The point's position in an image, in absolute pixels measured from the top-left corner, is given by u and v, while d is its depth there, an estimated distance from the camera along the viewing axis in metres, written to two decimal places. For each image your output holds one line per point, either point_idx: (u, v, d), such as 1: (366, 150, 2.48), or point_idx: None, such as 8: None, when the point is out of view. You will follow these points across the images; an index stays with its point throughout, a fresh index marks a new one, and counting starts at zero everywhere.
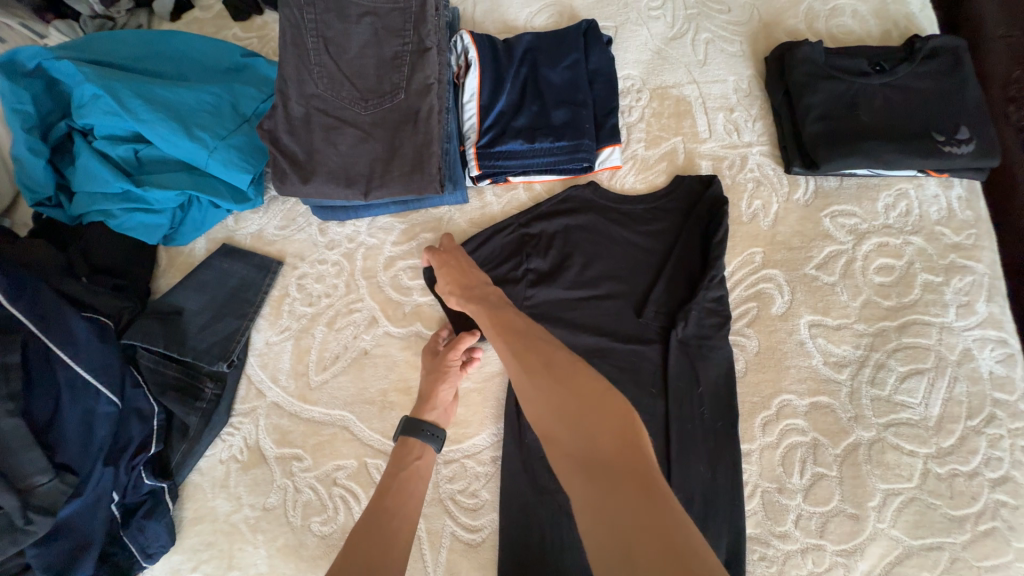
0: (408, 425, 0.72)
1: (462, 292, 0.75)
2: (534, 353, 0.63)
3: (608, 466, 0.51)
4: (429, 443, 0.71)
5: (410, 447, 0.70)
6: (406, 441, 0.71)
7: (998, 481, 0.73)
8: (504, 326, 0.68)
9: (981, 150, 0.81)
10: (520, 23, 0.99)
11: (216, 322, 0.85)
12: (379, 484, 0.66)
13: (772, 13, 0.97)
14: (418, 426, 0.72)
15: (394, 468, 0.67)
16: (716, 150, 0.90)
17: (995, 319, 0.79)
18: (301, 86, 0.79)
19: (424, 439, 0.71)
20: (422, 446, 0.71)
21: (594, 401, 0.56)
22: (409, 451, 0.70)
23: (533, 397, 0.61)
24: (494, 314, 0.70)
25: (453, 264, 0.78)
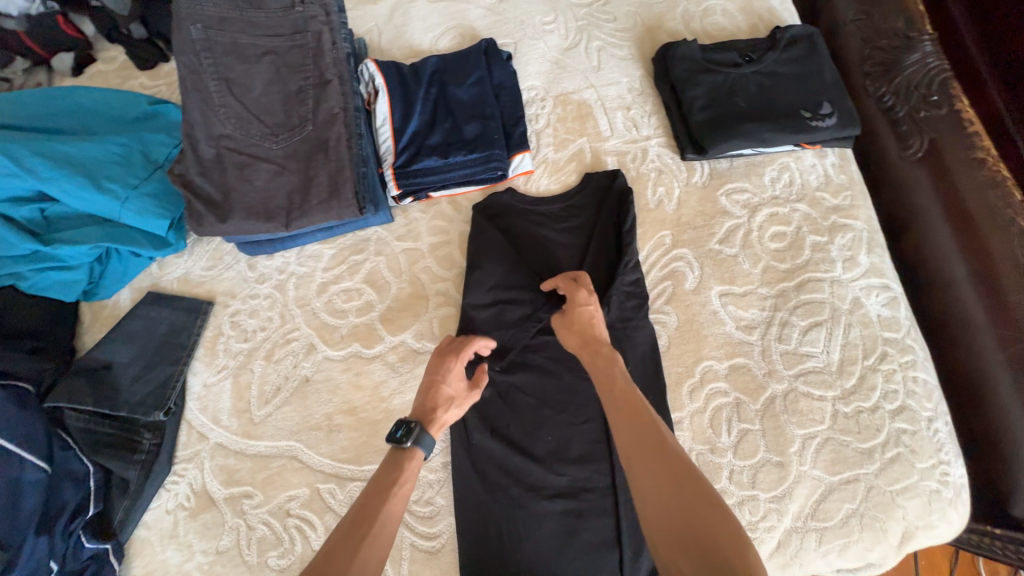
0: (417, 439, 0.64)
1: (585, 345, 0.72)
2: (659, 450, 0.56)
3: None
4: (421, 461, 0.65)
5: (410, 467, 0.63)
6: (406, 458, 0.63)
7: (896, 411, 0.82)
8: (619, 406, 0.62)
9: (843, 121, 0.91)
10: (425, 47, 1.04)
11: (147, 372, 0.83)
12: (376, 486, 0.60)
13: (653, 18, 1.06)
14: (427, 444, 0.65)
15: (376, 498, 0.59)
16: (620, 146, 0.98)
17: (877, 268, 0.89)
18: (209, 128, 0.80)
19: (424, 455, 0.65)
20: (414, 465, 0.64)
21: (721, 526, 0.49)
22: (407, 471, 0.62)
23: (650, 502, 0.54)
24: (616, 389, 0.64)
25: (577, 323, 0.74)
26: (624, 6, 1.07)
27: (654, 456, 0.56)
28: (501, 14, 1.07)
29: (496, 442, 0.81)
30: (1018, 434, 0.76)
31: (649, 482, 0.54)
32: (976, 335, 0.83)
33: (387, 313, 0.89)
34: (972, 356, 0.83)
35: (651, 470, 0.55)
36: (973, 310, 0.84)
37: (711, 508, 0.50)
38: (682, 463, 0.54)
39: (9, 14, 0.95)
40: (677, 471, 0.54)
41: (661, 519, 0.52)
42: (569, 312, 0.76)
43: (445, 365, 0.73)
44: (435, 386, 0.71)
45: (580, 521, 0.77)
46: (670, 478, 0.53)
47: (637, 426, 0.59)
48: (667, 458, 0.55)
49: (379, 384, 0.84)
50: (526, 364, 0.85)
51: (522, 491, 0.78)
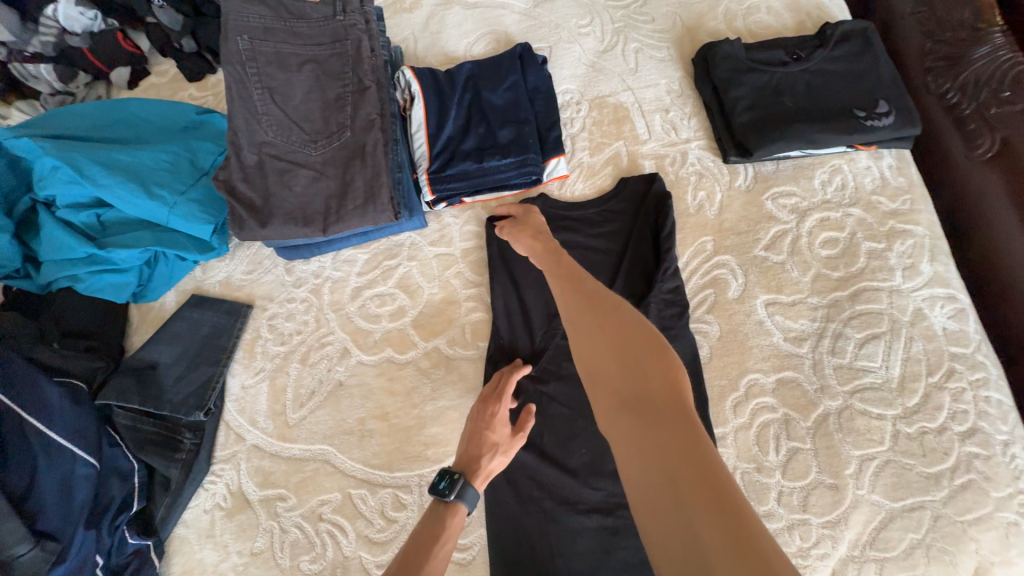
0: (460, 492, 0.62)
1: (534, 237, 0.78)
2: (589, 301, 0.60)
3: (654, 404, 0.50)
4: (464, 517, 0.62)
5: (453, 523, 0.60)
6: (450, 513, 0.61)
7: (966, 433, 0.75)
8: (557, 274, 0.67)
9: (902, 120, 0.85)
10: (460, 53, 1.04)
11: (189, 372, 0.86)
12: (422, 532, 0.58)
13: (693, 18, 1.03)
14: (471, 498, 0.63)
15: (415, 559, 0.55)
16: (657, 149, 0.95)
17: (941, 277, 0.83)
18: (252, 135, 0.82)
19: (467, 509, 0.63)
20: (456, 520, 0.61)
21: (642, 350, 0.53)
22: (451, 527, 0.60)
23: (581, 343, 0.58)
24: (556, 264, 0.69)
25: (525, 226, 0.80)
26: (662, 7, 1.04)
27: (588, 305, 0.60)
28: (536, 19, 1.06)
29: (529, 453, 0.79)
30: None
31: (580, 325, 0.59)
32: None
33: (420, 319, 0.88)
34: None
35: (583, 314, 0.60)
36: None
37: (638, 338, 0.55)
38: (615, 310, 0.58)
39: (75, 32, 1.01)
40: (606, 312, 0.58)
41: (591, 352, 0.57)
42: (523, 218, 0.83)
43: (488, 410, 0.72)
44: (478, 432, 0.70)
45: (616, 539, 0.74)
46: (598, 319, 0.58)
47: (573, 286, 0.64)
48: (598, 303, 0.60)
49: (411, 390, 0.84)
50: (559, 374, 0.82)
51: (556, 505, 0.76)
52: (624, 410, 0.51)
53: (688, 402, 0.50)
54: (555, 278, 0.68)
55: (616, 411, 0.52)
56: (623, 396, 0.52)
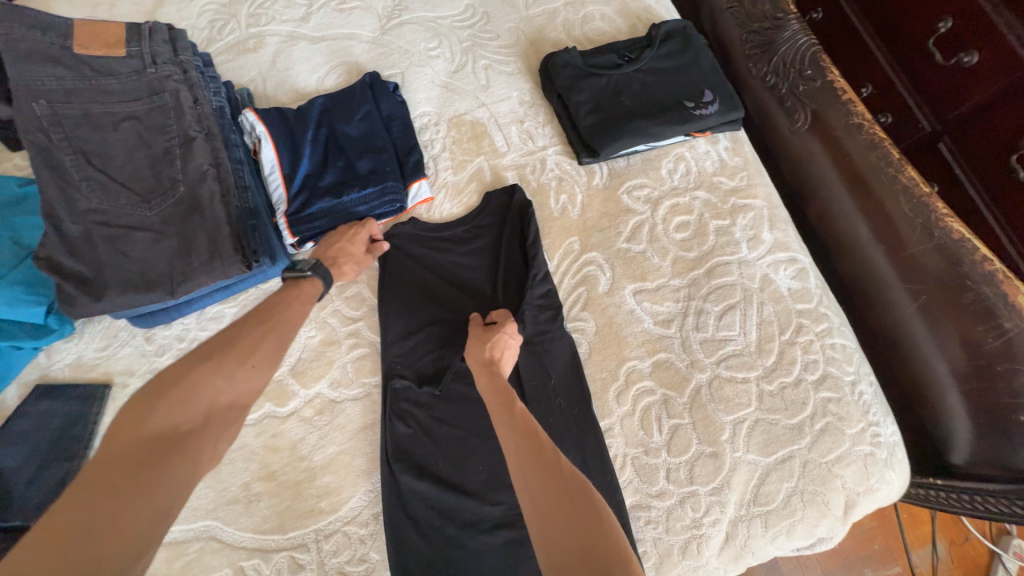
0: (314, 270, 0.77)
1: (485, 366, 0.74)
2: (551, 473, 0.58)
3: None
4: (318, 284, 0.77)
5: (307, 288, 0.76)
6: (306, 282, 0.76)
7: (819, 381, 0.83)
8: (514, 429, 0.64)
9: (726, 106, 0.94)
10: (311, 89, 1.02)
11: (40, 473, 0.77)
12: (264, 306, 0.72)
13: (535, 31, 1.07)
14: (323, 276, 0.78)
15: (253, 323, 0.69)
16: (518, 159, 0.97)
17: (781, 243, 0.91)
18: (72, 204, 0.76)
19: (321, 284, 0.78)
20: (307, 292, 0.76)
21: (602, 539, 0.51)
22: (306, 289, 0.76)
23: (544, 523, 0.55)
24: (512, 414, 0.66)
25: (477, 343, 0.76)
26: (506, 24, 1.08)
27: (548, 480, 0.57)
28: (385, 46, 1.06)
29: (427, 485, 0.77)
30: (931, 365, 0.84)
31: (541, 508, 0.56)
32: (891, 298, 0.89)
33: (298, 366, 0.85)
34: (887, 310, 0.90)
35: (540, 487, 0.57)
36: (880, 270, 0.90)
37: (598, 533, 0.52)
38: (576, 492, 0.56)
39: None
40: (568, 492, 0.56)
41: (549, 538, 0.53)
42: (482, 333, 0.77)
43: (350, 229, 0.85)
44: (336, 242, 0.83)
45: (523, 550, 0.74)
46: (558, 496, 0.56)
47: (529, 449, 0.61)
48: (555, 475, 0.57)
49: (297, 443, 0.80)
50: (448, 398, 0.82)
51: (459, 531, 0.75)
52: None
53: None
54: (505, 433, 0.65)
55: None
56: None
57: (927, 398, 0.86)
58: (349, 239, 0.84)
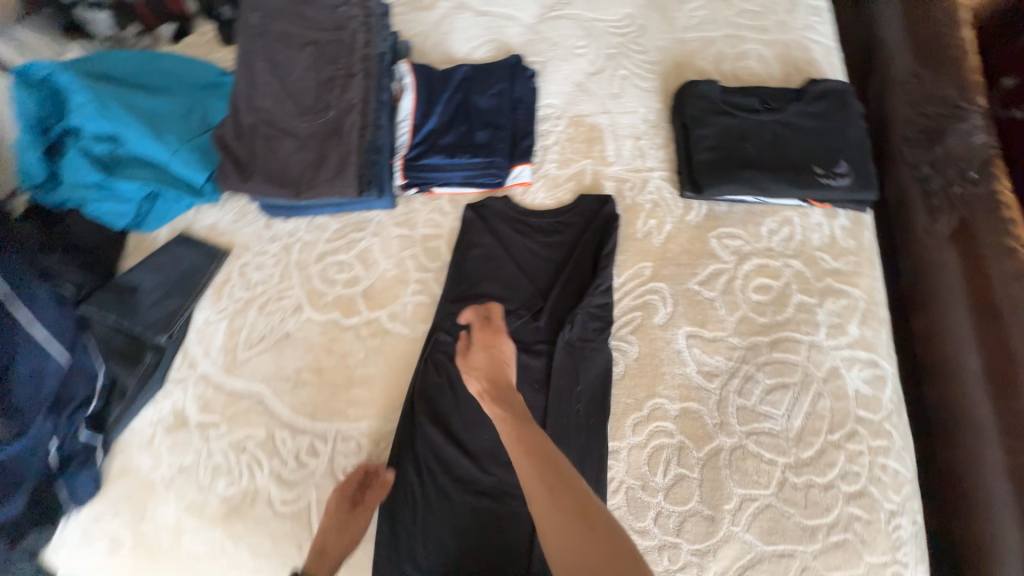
0: None
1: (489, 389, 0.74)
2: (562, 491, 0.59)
3: None
4: None
5: None
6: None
7: (853, 494, 0.77)
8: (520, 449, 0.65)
9: (857, 183, 0.87)
10: (461, 56, 1.12)
11: (165, 299, 0.97)
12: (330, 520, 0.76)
13: (684, 53, 1.06)
14: None
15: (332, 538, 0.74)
16: (621, 172, 0.99)
17: (866, 341, 0.84)
18: (252, 102, 0.95)
19: None
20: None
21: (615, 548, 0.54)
22: None
23: (559, 542, 0.57)
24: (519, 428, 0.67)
25: (480, 361, 0.77)
26: (658, 40, 1.08)
27: (560, 506, 0.58)
28: (538, 34, 1.12)
29: (439, 436, 0.84)
30: (1000, 530, 0.77)
31: (556, 530, 0.57)
32: (977, 450, 0.81)
33: (369, 290, 0.96)
34: (972, 458, 0.81)
35: (550, 508, 0.59)
36: (977, 414, 0.81)
37: (612, 540, 0.55)
38: (588, 508, 0.58)
39: None
40: (580, 512, 0.58)
41: (565, 555, 0.56)
42: (474, 353, 0.78)
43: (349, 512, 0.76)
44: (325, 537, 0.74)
45: (497, 523, 0.79)
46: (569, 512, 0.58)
47: (539, 470, 0.61)
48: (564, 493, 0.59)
49: (347, 353, 0.92)
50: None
51: (453, 484, 0.82)
52: None
53: None
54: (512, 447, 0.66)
55: None
56: None
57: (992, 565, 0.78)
58: (341, 523, 0.75)
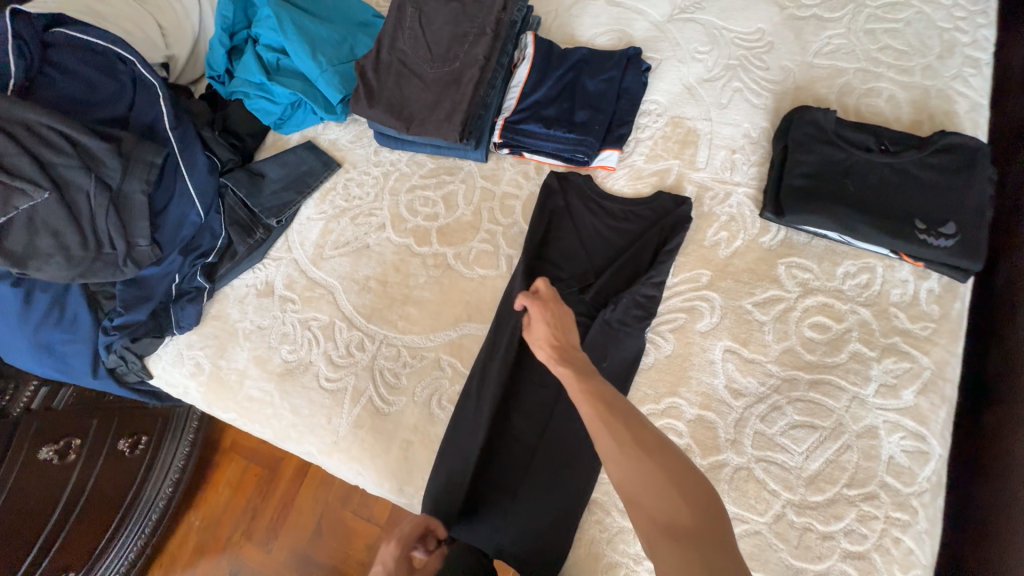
0: None
1: (551, 345, 0.73)
2: (618, 416, 0.60)
3: (689, 534, 0.50)
4: None
5: None
6: None
7: (852, 554, 0.74)
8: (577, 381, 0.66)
9: (961, 249, 0.81)
10: (584, 39, 1.17)
11: (282, 191, 1.14)
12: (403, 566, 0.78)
13: (808, 79, 1.03)
14: None
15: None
16: (707, 180, 1.00)
17: (918, 412, 0.79)
18: (394, 43, 1.08)
19: None
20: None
21: (678, 472, 0.55)
22: None
23: (617, 463, 0.57)
24: (575, 369, 0.68)
25: (548, 320, 0.75)
26: (784, 59, 1.05)
27: (614, 431, 0.59)
28: (662, 32, 1.14)
29: (489, 395, 0.90)
30: None
31: (613, 450, 0.58)
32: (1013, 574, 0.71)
33: (444, 228, 1.06)
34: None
35: (606, 431, 0.59)
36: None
37: (672, 461, 0.56)
38: (646, 434, 0.58)
39: None
40: (640, 436, 0.58)
41: (624, 476, 0.56)
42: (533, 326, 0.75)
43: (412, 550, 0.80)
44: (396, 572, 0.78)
45: (497, 457, 0.88)
46: (628, 433, 0.58)
47: (595, 398, 0.63)
48: (620, 417, 0.60)
49: (411, 275, 1.04)
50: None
51: (491, 442, 0.88)
52: (664, 538, 0.51)
53: (723, 521, 0.53)
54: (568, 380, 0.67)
55: (659, 540, 0.51)
56: (661, 524, 0.52)
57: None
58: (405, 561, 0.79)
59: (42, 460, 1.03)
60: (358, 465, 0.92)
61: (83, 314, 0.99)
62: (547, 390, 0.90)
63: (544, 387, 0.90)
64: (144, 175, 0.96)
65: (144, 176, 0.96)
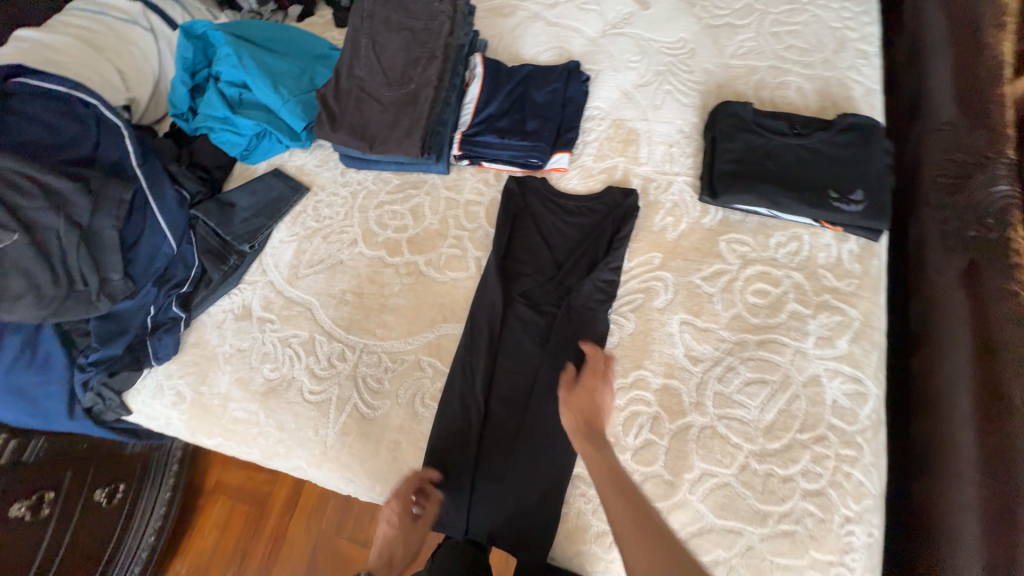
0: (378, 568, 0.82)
1: (586, 428, 0.77)
2: (647, 526, 0.64)
3: None
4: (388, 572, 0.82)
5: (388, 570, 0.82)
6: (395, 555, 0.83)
7: (811, 492, 0.81)
8: (608, 483, 0.70)
9: (870, 211, 0.92)
10: (528, 57, 1.28)
11: (253, 218, 1.18)
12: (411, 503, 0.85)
13: (728, 78, 1.15)
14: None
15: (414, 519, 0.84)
16: (650, 173, 1.10)
17: (852, 358, 0.88)
18: (351, 71, 1.16)
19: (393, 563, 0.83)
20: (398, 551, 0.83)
21: None
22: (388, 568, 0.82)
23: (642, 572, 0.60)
24: (609, 468, 0.72)
25: (590, 395, 0.80)
26: (706, 63, 1.18)
27: (643, 538, 0.63)
28: (598, 46, 1.26)
29: (472, 389, 0.94)
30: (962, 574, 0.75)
31: (641, 558, 0.61)
32: (951, 492, 0.80)
33: (414, 238, 1.12)
34: (948, 501, 0.80)
35: (635, 538, 0.63)
36: (960, 460, 0.79)
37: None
38: (674, 549, 0.62)
39: None
40: (669, 553, 0.61)
41: None
42: (578, 391, 0.81)
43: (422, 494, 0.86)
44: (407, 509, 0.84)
45: (483, 446, 0.92)
46: (656, 547, 0.62)
47: (627, 503, 0.67)
48: (649, 527, 0.64)
49: (386, 285, 1.08)
50: (509, 326, 0.99)
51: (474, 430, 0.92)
52: None
53: None
54: (601, 476, 0.71)
55: None
56: None
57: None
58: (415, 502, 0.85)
59: (13, 517, 1.00)
60: (348, 472, 0.95)
61: (57, 352, 0.98)
62: (524, 378, 0.95)
63: (521, 375, 0.96)
64: (113, 211, 0.98)
65: (113, 211, 0.98)
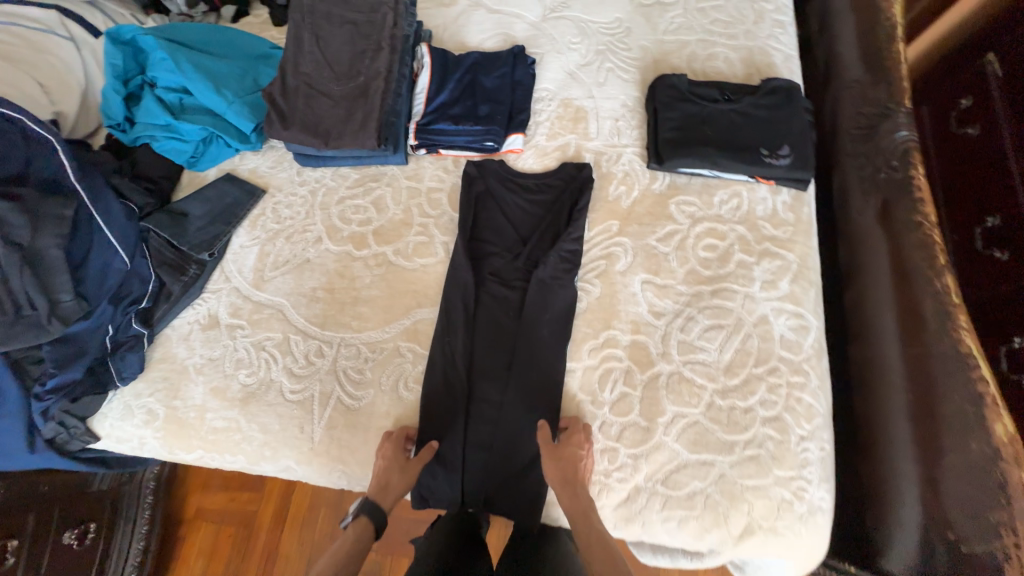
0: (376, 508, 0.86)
1: (568, 483, 0.84)
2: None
3: None
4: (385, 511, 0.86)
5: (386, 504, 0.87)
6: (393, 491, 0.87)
7: (769, 418, 0.90)
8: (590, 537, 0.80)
9: (796, 164, 1.03)
10: (473, 45, 1.31)
11: (208, 225, 1.15)
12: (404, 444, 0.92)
13: (662, 53, 1.23)
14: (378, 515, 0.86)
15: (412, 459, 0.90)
16: (601, 147, 1.16)
17: (794, 296, 0.98)
18: (297, 68, 1.15)
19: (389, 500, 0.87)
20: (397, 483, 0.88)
21: None
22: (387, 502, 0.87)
23: None
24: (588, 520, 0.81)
25: (575, 450, 0.87)
26: (641, 40, 1.25)
27: None
28: (540, 31, 1.30)
29: (452, 366, 0.98)
30: (894, 462, 0.87)
31: None
32: (884, 396, 0.91)
33: (379, 230, 1.13)
34: (881, 404, 0.91)
35: None
36: (886, 368, 0.91)
37: None
38: None
39: None
40: None
41: None
42: (564, 446, 0.87)
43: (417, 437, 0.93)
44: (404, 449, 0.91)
45: (470, 417, 0.95)
46: None
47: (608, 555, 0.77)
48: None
49: (356, 279, 1.09)
50: (482, 302, 1.03)
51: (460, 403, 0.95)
52: None
53: None
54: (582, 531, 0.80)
55: None
56: None
57: (880, 496, 0.88)
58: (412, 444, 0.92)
59: None
60: (339, 463, 0.96)
61: (8, 382, 0.93)
62: (503, 349, 1.00)
63: (500, 347, 1.00)
64: (56, 228, 0.93)
65: (56, 229, 0.93)
